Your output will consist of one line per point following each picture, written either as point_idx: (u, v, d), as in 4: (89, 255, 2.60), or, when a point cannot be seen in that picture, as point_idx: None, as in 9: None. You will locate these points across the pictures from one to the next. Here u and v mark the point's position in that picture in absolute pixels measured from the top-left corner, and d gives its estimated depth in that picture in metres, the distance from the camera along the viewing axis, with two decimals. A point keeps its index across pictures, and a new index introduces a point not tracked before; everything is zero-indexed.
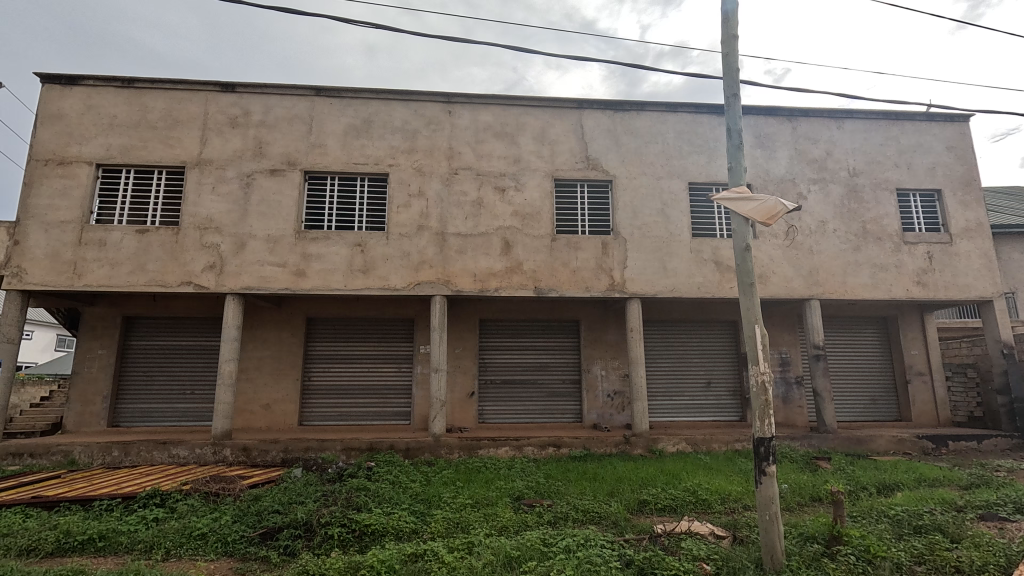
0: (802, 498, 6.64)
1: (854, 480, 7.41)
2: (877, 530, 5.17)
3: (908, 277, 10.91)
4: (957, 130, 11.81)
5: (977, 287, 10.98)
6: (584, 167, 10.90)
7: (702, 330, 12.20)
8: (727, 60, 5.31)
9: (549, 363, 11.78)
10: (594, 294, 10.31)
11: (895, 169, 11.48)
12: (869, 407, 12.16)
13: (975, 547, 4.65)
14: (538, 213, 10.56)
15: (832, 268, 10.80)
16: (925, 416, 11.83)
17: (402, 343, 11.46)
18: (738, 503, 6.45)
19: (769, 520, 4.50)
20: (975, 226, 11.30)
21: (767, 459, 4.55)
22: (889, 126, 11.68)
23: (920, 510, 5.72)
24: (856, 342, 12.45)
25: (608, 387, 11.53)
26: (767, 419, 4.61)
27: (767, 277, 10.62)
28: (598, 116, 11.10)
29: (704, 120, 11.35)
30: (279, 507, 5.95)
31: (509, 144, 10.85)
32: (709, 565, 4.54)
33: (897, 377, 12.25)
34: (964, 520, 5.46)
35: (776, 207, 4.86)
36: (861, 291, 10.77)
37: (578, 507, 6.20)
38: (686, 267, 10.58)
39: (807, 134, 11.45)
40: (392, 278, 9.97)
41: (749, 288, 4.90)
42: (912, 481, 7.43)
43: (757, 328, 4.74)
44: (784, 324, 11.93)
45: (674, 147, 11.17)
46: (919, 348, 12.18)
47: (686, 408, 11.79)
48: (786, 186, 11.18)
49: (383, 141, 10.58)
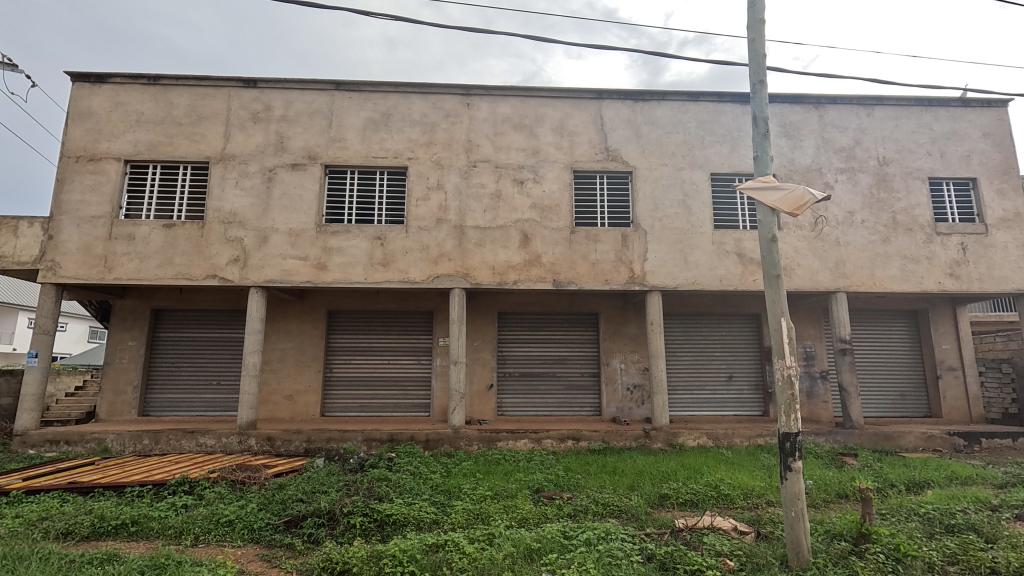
0: (828, 494, 6.50)
1: (882, 477, 7.24)
2: (907, 528, 5.03)
3: (941, 269, 10.55)
4: (995, 116, 11.33)
5: (1014, 280, 10.57)
6: (604, 158, 10.77)
7: (724, 323, 12.01)
8: (753, 45, 5.16)
9: (567, 356, 11.74)
10: (614, 286, 10.23)
11: (927, 157, 11.08)
12: (898, 402, 11.85)
13: (1010, 548, 4.49)
14: (557, 205, 10.49)
15: (860, 260, 10.50)
16: (956, 412, 11.49)
17: (422, 335, 11.55)
18: (761, 499, 6.35)
19: (794, 517, 4.41)
20: (1012, 216, 10.86)
21: (793, 455, 4.45)
22: (921, 112, 11.26)
23: (952, 509, 5.52)
24: (885, 336, 12.12)
25: (628, 380, 11.44)
26: (793, 413, 4.51)
27: (792, 269, 10.38)
28: (617, 106, 10.95)
29: (728, 109, 11.08)
30: (303, 495, 6.07)
31: (528, 135, 10.77)
32: (733, 561, 4.48)
33: (928, 372, 11.90)
34: (999, 520, 5.27)
35: (804, 196, 4.73)
36: (890, 284, 10.46)
37: (597, 500, 6.18)
38: (708, 259, 10.41)
39: (835, 121, 11.12)
40: (411, 271, 10.03)
41: (775, 280, 4.76)
42: (943, 479, 7.20)
43: (782, 321, 4.62)
44: (808, 317, 11.68)
45: (695, 137, 10.95)
46: (951, 342, 11.80)
47: (707, 402, 11.65)
48: (812, 175, 10.89)
49: (402, 134, 10.61)
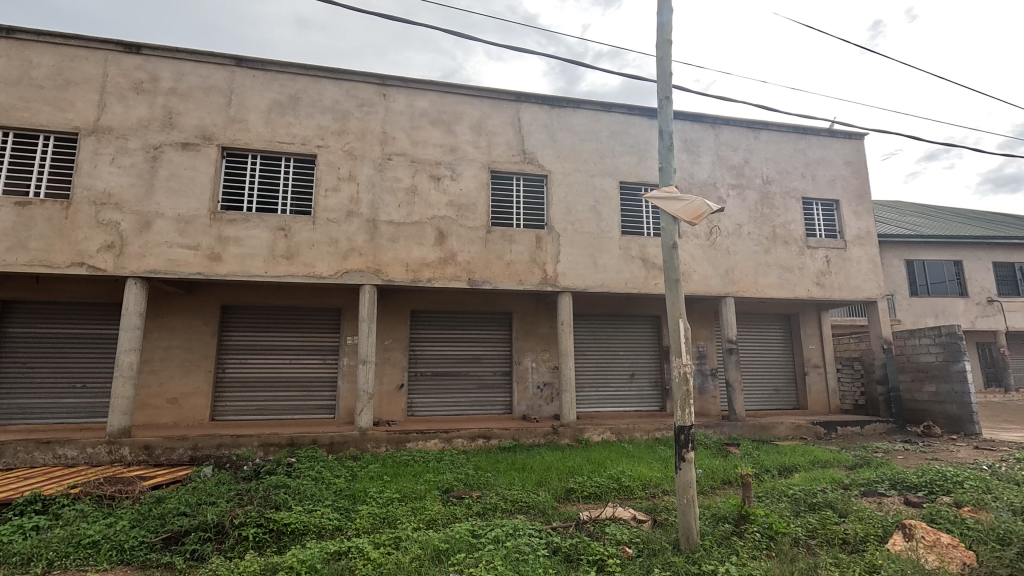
0: (715, 482, 7.09)
1: (759, 464, 8.05)
2: (779, 508, 5.63)
3: (810, 278, 11.96)
4: (854, 147, 13.07)
5: (865, 289, 12.26)
6: (520, 161, 10.93)
7: (628, 324, 12.71)
8: (661, 63, 5.50)
9: (481, 355, 11.77)
10: (527, 287, 10.42)
11: (801, 179, 12.52)
12: (773, 396, 13.27)
13: (858, 520, 5.19)
14: (474, 204, 10.47)
15: (746, 268, 11.61)
16: (818, 404, 13.09)
17: (329, 334, 10.99)
18: (658, 489, 6.80)
19: (686, 503, 4.76)
20: (865, 234, 12.60)
21: (686, 446, 4.79)
22: (798, 139, 12.70)
23: (815, 490, 6.27)
24: (764, 337, 13.51)
25: (538, 378, 11.72)
26: (687, 407, 4.85)
27: (689, 275, 11.23)
28: (534, 111, 11.16)
29: (637, 122, 11.73)
30: (187, 509, 5.51)
31: (446, 132, 10.64)
32: (631, 548, 4.75)
33: (797, 369, 13.45)
34: (851, 497, 6.06)
35: (702, 206, 5.08)
36: (770, 290, 11.68)
37: (506, 497, 6.25)
38: (615, 263, 10.95)
39: (728, 141, 12.20)
40: (318, 265, 9.50)
41: (674, 284, 5.10)
42: (807, 463, 8.17)
43: (680, 322, 4.97)
44: (701, 319, 12.70)
45: (607, 146, 11.47)
46: (816, 342, 13.44)
47: (611, 399, 12.25)
48: (708, 189, 11.85)
49: (311, 120, 10.01)
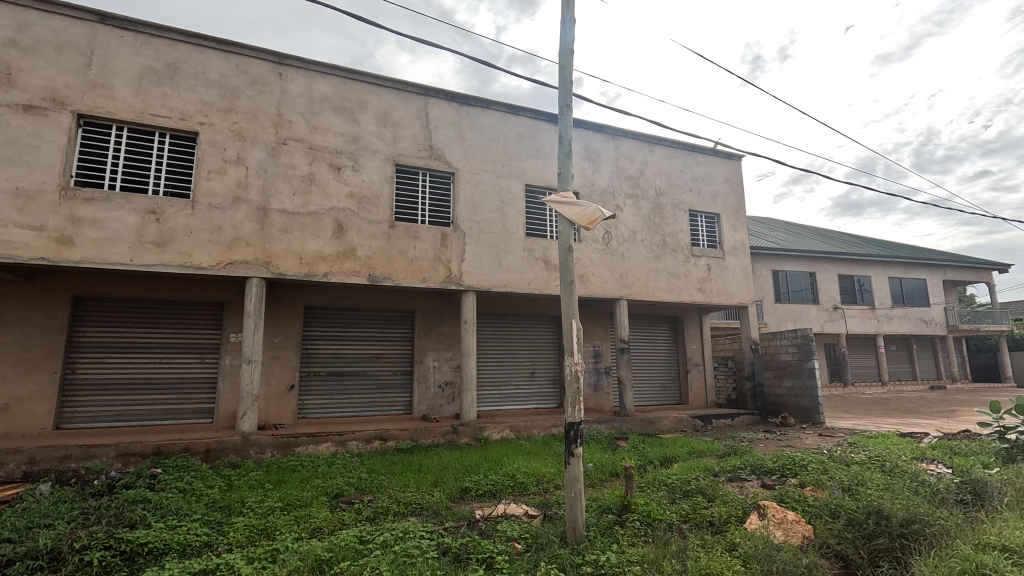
0: (603, 474, 7.48)
1: (643, 456, 8.62)
2: (657, 496, 6.07)
3: (693, 284, 13.07)
4: (733, 167, 14.50)
5: (738, 295, 13.65)
6: (427, 156, 10.73)
7: (530, 324, 13.01)
8: (563, 71, 5.67)
9: (380, 354, 11.37)
10: (430, 285, 10.26)
11: (689, 193, 13.64)
12: (659, 392, 14.31)
13: (723, 503, 5.74)
14: (376, 197, 10.10)
15: (639, 273, 12.40)
16: (697, 399, 14.36)
17: (208, 330, 9.98)
18: (550, 484, 7.03)
19: (574, 496, 4.95)
20: (739, 246, 14.02)
21: (576, 442, 4.98)
22: (687, 156, 13.82)
23: (689, 478, 6.84)
24: (653, 337, 14.53)
25: (440, 377, 11.59)
26: (578, 405, 5.04)
27: (587, 278, 11.75)
28: (443, 107, 11.01)
29: (543, 127, 12.03)
30: (12, 534, 4.69)
31: (348, 120, 10.14)
32: (520, 544, 4.85)
33: (681, 367, 14.64)
34: (719, 482, 6.69)
35: (595, 213, 5.32)
36: (659, 294, 12.58)
37: (399, 500, 6.09)
38: (519, 264, 11.14)
39: (627, 153, 12.95)
40: (197, 255, 8.60)
41: (569, 285, 5.29)
42: (685, 453, 8.90)
43: (574, 323, 5.16)
44: (598, 320, 13.36)
45: (514, 149, 11.63)
46: (697, 343, 14.72)
47: (512, 397, 12.47)
48: (607, 197, 12.49)
49: (192, 94, 9.03)
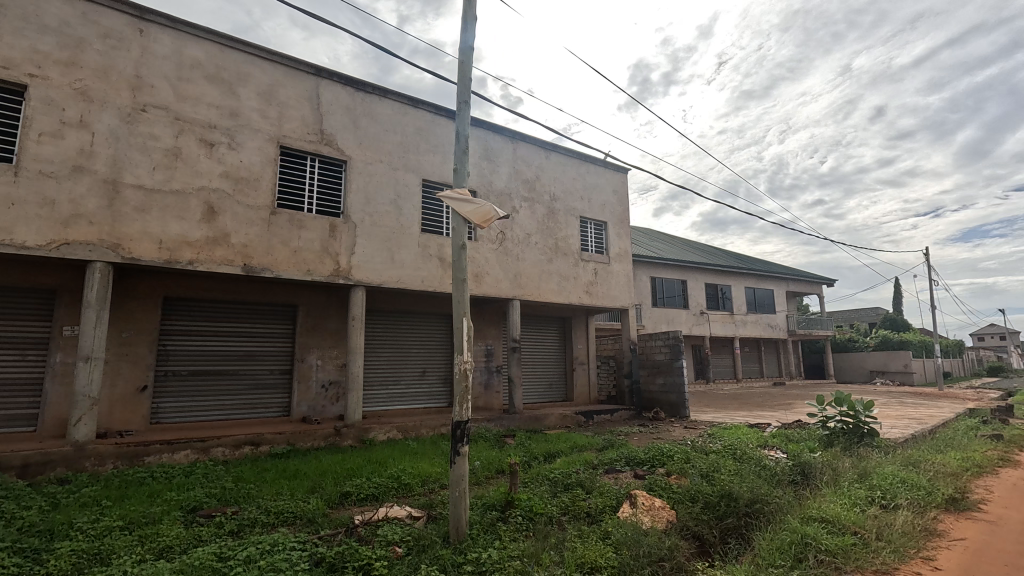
0: (489, 472, 7.54)
1: (529, 452, 8.84)
2: (540, 491, 6.25)
3: (581, 287, 13.74)
4: (620, 179, 15.49)
5: (621, 299, 14.61)
6: (316, 141, 10.04)
7: (422, 321, 12.77)
8: (463, 67, 5.62)
9: (255, 352, 10.41)
10: (315, 278, 9.62)
11: (580, 200, 14.31)
12: (547, 390, 14.83)
13: (600, 494, 6.07)
14: (256, 180, 9.23)
15: (531, 274, 12.74)
16: (581, 396, 15.12)
17: (34, 323, 8.40)
18: (436, 484, 6.94)
19: (458, 496, 4.91)
20: (623, 253, 15.02)
21: (462, 441, 4.94)
22: (579, 165, 14.50)
23: (570, 471, 7.14)
24: (543, 337, 15.03)
25: (323, 377, 10.89)
26: (465, 403, 4.99)
27: (481, 277, 11.81)
28: (336, 90, 10.37)
29: (442, 123, 11.84)
30: None
31: (225, 92, 9.14)
32: (401, 547, 4.70)
33: (567, 366, 15.31)
34: (597, 475, 7.07)
35: (490, 212, 5.29)
36: (550, 295, 13.03)
37: (269, 510, 5.60)
38: (413, 260, 10.86)
39: (524, 157, 13.24)
40: (20, 231, 7.20)
41: (461, 283, 5.24)
42: (568, 448, 9.30)
43: (464, 321, 5.11)
44: (491, 319, 13.49)
45: (411, 142, 11.32)
46: (582, 343, 15.49)
47: (401, 396, 12.14)
48: (504, 198, 12.66)
49: (20, 39, 7.54)
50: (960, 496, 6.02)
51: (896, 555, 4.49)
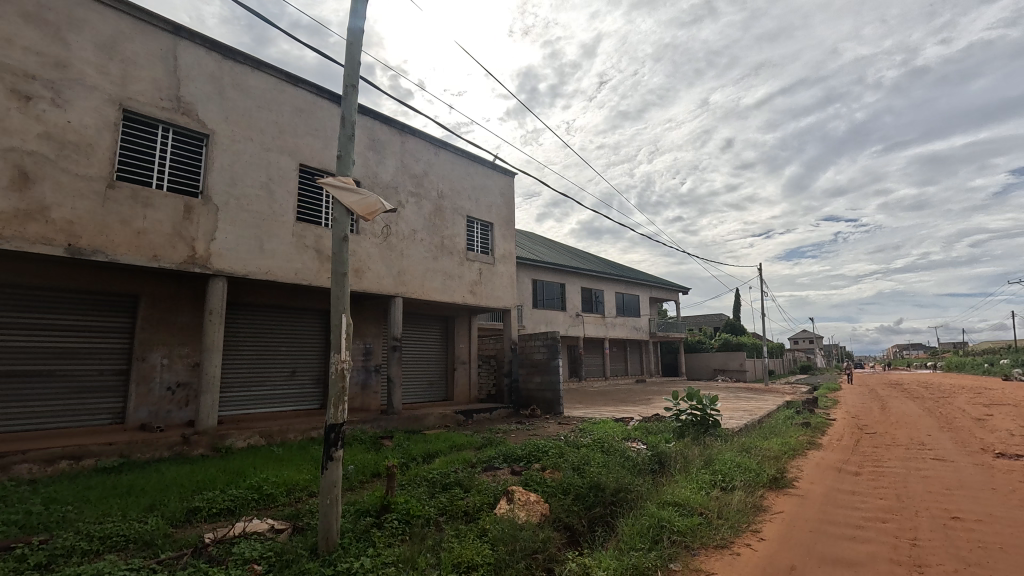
0: (364, 475, 7.20)
1: (407, 453, 8.62)
2: (417, 493, 6.12)
3: (466, 286, 13.77)
4: (507, 182, 15.82)
5: (504, 299, 14.92)
6: (171, 109, 8.79)
7: (294, 318, 11.83)
8: (352, 49, 5.30)
9: (79, 349, 8.80)
10: (163, 265, 8.41)
11: (468, 200, 14.35)
12: (427, 389, 14.63)
13: (477, 493, 6.12)
14: (89, 145, 7.82)
15: (416, 271, 12.46)
16: (462, 395, 15.16)
17: None
18: (303, 492, 6.46)
19: (329, 504, 4.61)
20: (508, 255, 15.36)
21: (336, 445, 4.63)
22: (468, 165, 14.53)
23: (449, 471, 7.10)
24: (425, 336, 14.80)
25: (170, 378, 9.55)
26: (341, 405, 4.69)
27: (362, 272, 11.27)
28: (198, 54, 9.17)
29: (325, 105, 11.04)
30: None
31: (50, 37, 7.61)
32: (261, 565, 4.28)
33: (449, 365, 15.25)
34: (475, 473, 7.11)
35: (376, 204, 5.01)
36: (434, 294, 12.87)
37: (93, 534, 4.76)
38: (285, 250, 10.00)
39: (413, 151, 12.91)
40: None
41: (341, 277, 4.91)
42: (447, 447, 9.25)
43: (343, 318, 4.80)
44: (371, 316, 12.95)
45: (288, 122, 10.40)
46: (465, 342, 15.54)
47: (265, 399, 11.12)
48: (389, 191, 12.22)
49: None
50: (780, 475, 7.09)
51: (732, 531, 5.15)
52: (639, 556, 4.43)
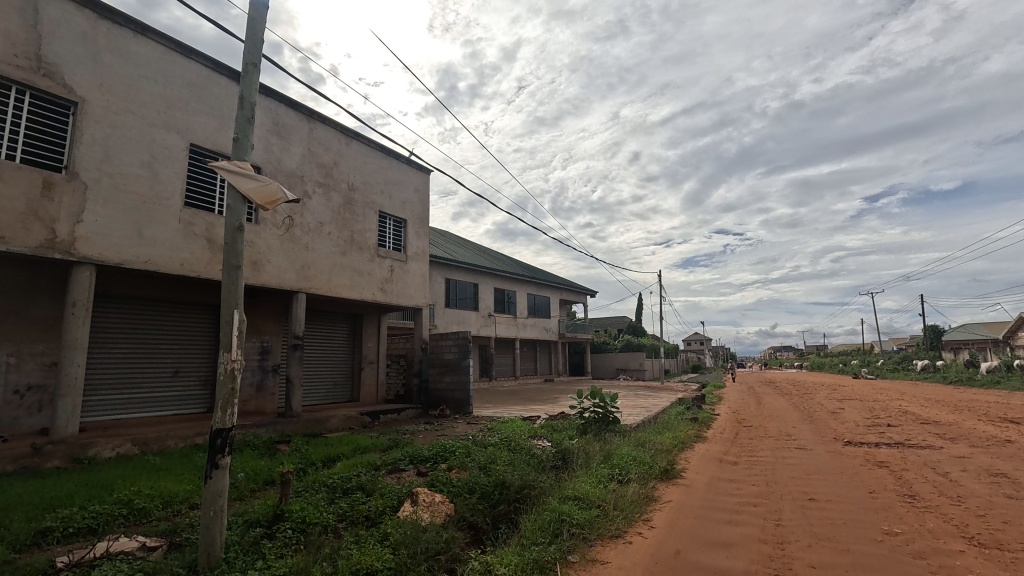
0: (256, 483, 6.71)
1: (305, 458, 8.16)
2: (315, 499, 5.81)
3: (376, 284, 13.32)
4: (423, 178, 15.54)
5: (416, 298, 14.64)
6: (29, 69, 7.63)
7: (179, 313, 10.75)
8: (253, 24, 4.91)
9: None
10: (12, 248, 7.27)
11: (380, 194, 13.89)
12: (331, 390, 13.95)
13: (380, 496, 5.94)
14: None
15: (321, 266, 11.84)
16: (368, 396, 14.64)
17: None
18: (183, 505, 5.88)
19: (213, 516, 4.23)
20: (421, 253, 15.09)
21: (222, 452, 4.25)
22: (382, 158, 14.07)
23: (351, 475, 6.82)
24: (329, 335, 14.11)
25: (19, 381, 8.24)
26: (230, 408, 4.31)
27: (261, 265, 10.50)
28: (66, 9, 8.02)
29: (223, 82, 10.09)
30: None
31: None
32: None
33: (355, 365, 14.66)
34: (379, 476, 6.90)
35: (277, 193, 4.67)
36: (340, 290, 12.30)
37: None
38: (170, 238, 9.04)
39: (322, 139, 12.26)
40: None
41: (234, 270, 4.51)
42: (350, 450, 8.88)
43: (236, 314, 4.42)
44: (270, 313, 12.10)
45: (178, 97, 9.39)
46: (373, 341, 15.04)
47: (140, 403, 10.00)
48: (294, 180, 11.50)
49: None
50: (670, 467, 7.65)
51: (627, 521, 5.46)
52: (540, 551, 4.56)
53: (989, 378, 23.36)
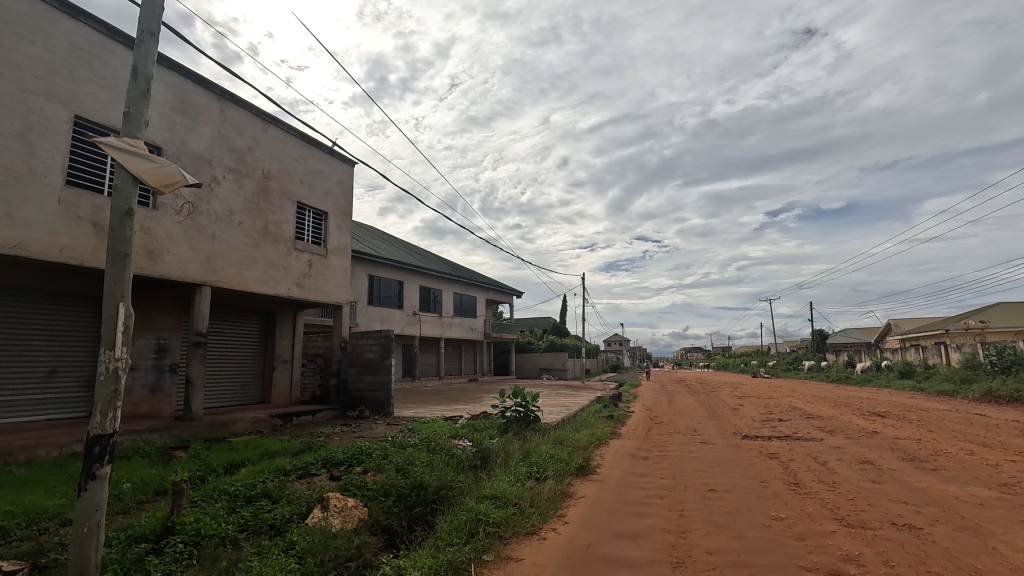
0: (144, 495, 6.08)
1: (205, 465, 7.54)
2: (213, 509, 5.37)
3: (291, 278, 12.60)
4: (347, 170, 14.91)
5: (336, 295, 14.03)
6: None
7: (56, 306, 9.54)
8: None
9: None
10: None
11: (299, 184, 13.16)
12: (238, 391, 13.02)
13: (286, 503, 5.61)
14: None
15: (230, 258, 11.00)
16: (280, 397, 13.82)
17: None
18: (53, 521, 5.21)
19: (87, 533, 3.77)
20: (342, 248, 14.48)
21: (100, 461, 3.79)
22: (302, 146, 13.34)
23: (255, 481, 6.39)
24: (237, 332, 13.16)
25: None
26: (111, 412, 3.87)
27: (158, 254, 9.57)
28: None
29: (117, 50, 9.08)
30: None
31: None
32: None
33: (266, 364, 13.78)
34: (287, 482, 6.53)
35: (176, 176, 4.24)
36: (251, 284, 11.51)
37: None
38: (46, 221, 7.99)
39: (234, 122, 11.40)
40: None
41: (122, 259, 4.05)
42: (256, 456, 8.33)
43: (122, 307, 3.97)
44: (169, 308, 11.06)
45: (61, 62, 8.31)
46: (288, 339, 14.22)
47: (4, 407, 8.76)
48: (201, 164, 10.60)
49: None
50: (585, 464, 7.90)
51: (542, 517, 5.57)
52: (455, 551, 4.53)
53: (862, 377, 26.41)
